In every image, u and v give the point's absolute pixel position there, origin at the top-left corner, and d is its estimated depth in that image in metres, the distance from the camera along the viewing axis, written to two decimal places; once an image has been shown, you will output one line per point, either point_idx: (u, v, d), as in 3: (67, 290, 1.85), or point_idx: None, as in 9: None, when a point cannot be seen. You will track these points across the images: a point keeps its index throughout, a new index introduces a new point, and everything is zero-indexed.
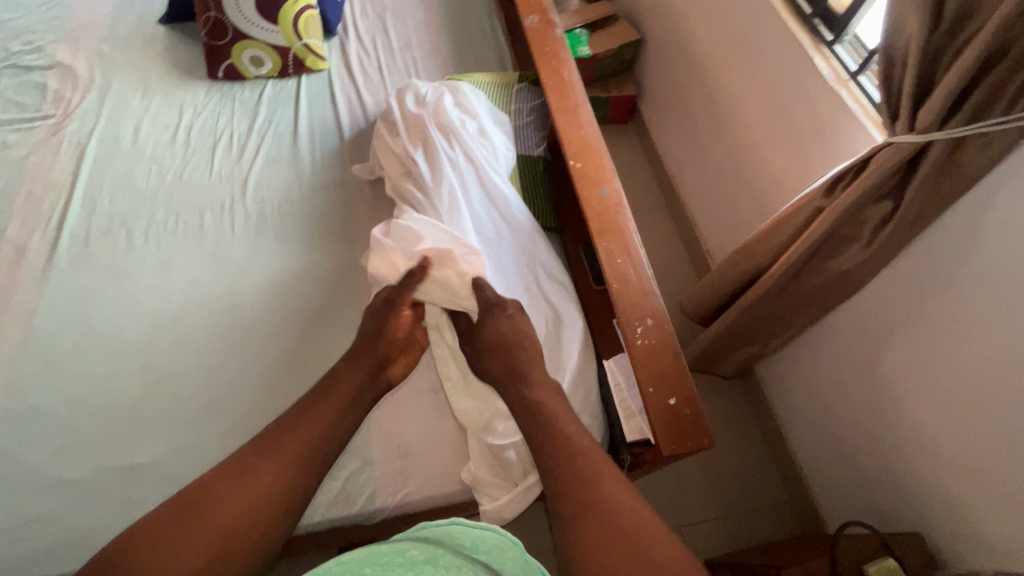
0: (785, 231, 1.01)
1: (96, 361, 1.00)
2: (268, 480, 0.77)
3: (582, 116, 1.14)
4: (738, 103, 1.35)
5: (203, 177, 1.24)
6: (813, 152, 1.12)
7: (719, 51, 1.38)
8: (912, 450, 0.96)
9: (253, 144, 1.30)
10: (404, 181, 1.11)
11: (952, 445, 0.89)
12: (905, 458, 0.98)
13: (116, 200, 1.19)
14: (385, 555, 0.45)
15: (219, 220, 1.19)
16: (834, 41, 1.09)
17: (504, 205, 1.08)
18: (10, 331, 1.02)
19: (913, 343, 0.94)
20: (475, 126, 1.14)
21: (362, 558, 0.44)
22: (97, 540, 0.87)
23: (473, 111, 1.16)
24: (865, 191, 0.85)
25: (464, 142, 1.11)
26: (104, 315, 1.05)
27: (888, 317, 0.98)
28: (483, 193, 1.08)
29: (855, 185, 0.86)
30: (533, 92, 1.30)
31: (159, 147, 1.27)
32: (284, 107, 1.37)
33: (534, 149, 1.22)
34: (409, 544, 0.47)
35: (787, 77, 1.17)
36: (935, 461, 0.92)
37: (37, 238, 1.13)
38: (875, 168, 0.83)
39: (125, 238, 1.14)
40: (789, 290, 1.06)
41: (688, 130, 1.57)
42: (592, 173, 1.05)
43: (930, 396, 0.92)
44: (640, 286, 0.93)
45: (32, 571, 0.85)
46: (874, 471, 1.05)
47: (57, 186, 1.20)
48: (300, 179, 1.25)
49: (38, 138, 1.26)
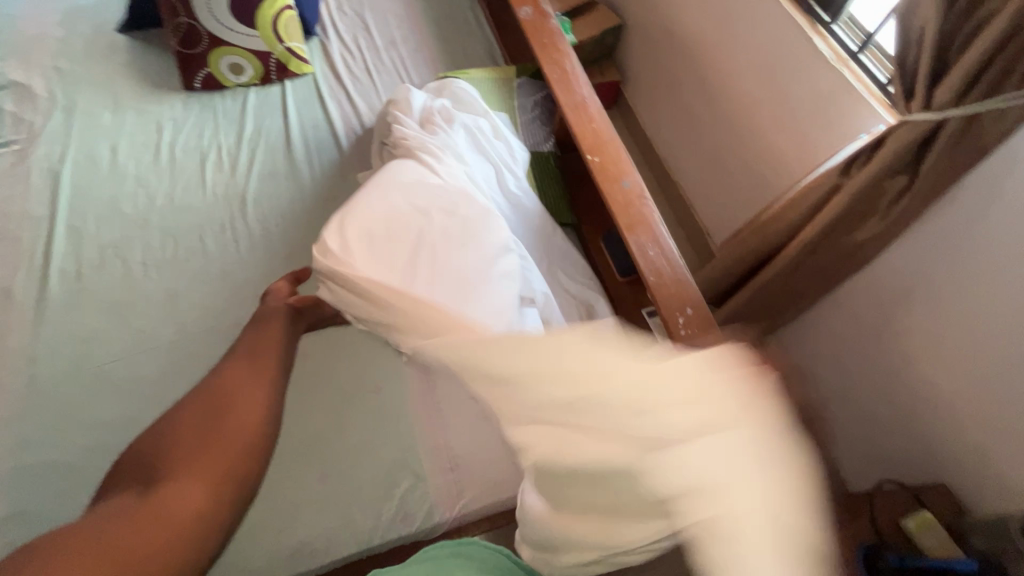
0: (800, 211, 1.04)
1: (111, 404, 0.94)
2: (249, 405, 0.71)
3: (592, 108, 1.13)
4: (731, 84, 1.38)
5: (197, 197, 1.16)
6: (818, 130, 1.18)
7: (710, 35, 1.40)
8: (930, 406, 1.03)
9: (246, 158, 1.23)
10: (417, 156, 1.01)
11: (968, 400, 0.96)
12: (924, 414, 1.05)
13: (104, 229, 1.11)
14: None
15: (221, 241, 1.12)
16: (831, 22, 1.14)
17: (527, 203, 1.08)
18: (8, 382, 0.94)
19: (928, 308, 1.00)
20: (488, 124, 1.12)
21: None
22: None
23: (483, 110, 1.14)
24: (882, 171, 0.90)
25: (481, 139, 1.09)
26: (112, 355, 0.98)
27: (901, 285, 1.04)
28: (504, 190, 1.07)
29: (872, 164, 0.90)
30: (534, 87, 1.28)
31: (143, 168, 1.19)
32: (272, 115, 1.30)
33: (543, 144, 1.24)
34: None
35: (786, 59, 1.21)
36: (954, 415, 0.99)
37: (21, 278, 1.04)
38: (891, 147, 0.87)
39: (122, 269, 1.07)
40: (805, 266, 1.10)
41: (678, 114, 1.60)
42: (611, 166, 1.05)
43: (944, 356, 0.99)
44: (675, 276, 0.95)
45: None
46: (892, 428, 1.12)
47: (34, 218, 1.10)
48: (302, 192, 1.20)
49: (2, 167, 1.15)
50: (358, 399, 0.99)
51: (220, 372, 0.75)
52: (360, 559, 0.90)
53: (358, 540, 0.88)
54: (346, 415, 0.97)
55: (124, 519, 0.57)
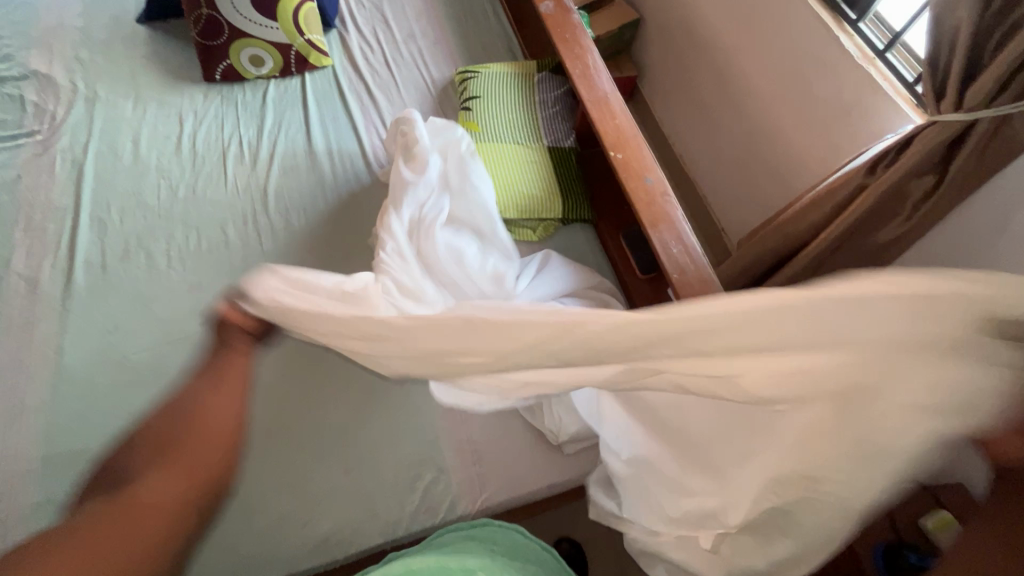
0: (822, 211, 1.04)
1: (138, 395, 0.95)
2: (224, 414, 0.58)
3: (614, 104, 1.13)
4: (751, 81, 1.37)
5: (219, 190, 1.17)
6: (842, 129, 1.17)
7: (732, 31, 1.40)
8: None
9: (267, 152, 1.23)
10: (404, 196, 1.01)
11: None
12: None
13: (128, 221, 1.11)
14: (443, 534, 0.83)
15: (244, 234, 1.13)
16: (858, 20, 1.15)
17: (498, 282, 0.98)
18: (37, 373, 0.95)
19: None
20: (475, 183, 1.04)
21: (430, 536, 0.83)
22: None
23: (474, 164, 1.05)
24: (908, 173, 0.90)
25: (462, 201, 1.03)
26: (139, 347, 0.99)
27: None
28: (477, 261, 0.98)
29: (898, 166, 0.90)
30: (554, 83, 1.29)
31: (165, 160, 1.19)
32: (292, 109, 1.30)
33: (564, 141, 1.23)
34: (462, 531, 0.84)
35: (811, 56, 1.21)
36: None
37: (48, 269, 1.04)
38: (919, 148, 0.87)
39: (147, 262, 1.07)
40: (824, 267, 1.10)
41: (696, 110, 1.59)
42: (633, 163, 1.05)
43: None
44: (699, 274, 0.95)
45: None
46: None
47: (60, 209, 1.11)
48: (323, 185, 1.20)
49: (25, 158, 1.16)
50: (382, 392, 1.00)
51: (204, 378, 0.61)
52: (385, 547, 0.92)
53: (383, 530, 0.90)
54: (371, 408, 0.98)
55: (109, 518, 0.50)
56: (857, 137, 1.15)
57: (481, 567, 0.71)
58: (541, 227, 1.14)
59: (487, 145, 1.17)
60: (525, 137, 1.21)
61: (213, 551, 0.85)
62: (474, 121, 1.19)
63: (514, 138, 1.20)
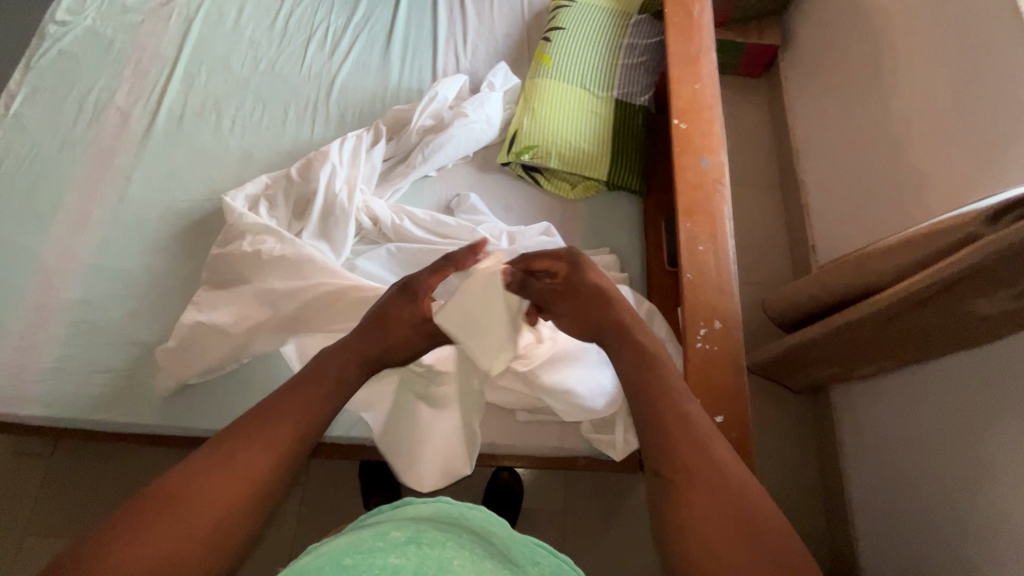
0: (912, 257, 0.85)
1: (171, 236, 1.06)
2: None
3: (704, 66, 0.96)
4: (904, 78, 1.10)
5: (294, 71, 1.22)
6: (995, 160, 0.90)
7: (902, 10, 1.11)
8: (980, 526, 0.85)
9: (347, 43, 1.25)
10: (418, 148, 1.06)
11: (1022, 545, 0.77)
12: (969, 528, 0.87)
13: (212, 82, 1.20)
14: (367, 540, 0.48)
15: (302, 117, 1.17)
16: None
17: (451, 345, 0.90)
18: (107, 193, 1.09)
19: (1023, 428, 0.79)
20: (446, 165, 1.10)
21: (345, 546, 0.47)
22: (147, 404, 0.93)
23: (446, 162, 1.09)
24: (984, 263, 0.70)
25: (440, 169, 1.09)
26: (185, 195, 1.09)
27: (999, 392, 0.83)
28: (428, 229, 1.01)
29: (972, 248, 0.71)
30: (652, 29, 1.14)
31: (257, 33, 1.26)
32: (385, 6, 1.29)
33: (637, 96, 1.10)
34: (391, 526, 0.49)
35: (985, 57, 0.91)
36: (1003, 551, 0.80)
37: (140, 108, 1.17)
38: (990, 240, 0.68)
39: (214, 123, 1.16)
40: (889, 325, 0.89)
41: (832, 100, 1.32)
42: (695, 138, 0.91)
43: (1021, 484, 0.78)
44: (718, 282, 0.82)
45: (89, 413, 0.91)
46: (931, 529, 0.94)
47: (163, 58, 1.23)
48: (386, 87, 1.20)
49: (153, 6, 1.29)
50: None
51: None
52: (323, 443, 0.95)
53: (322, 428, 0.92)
54: None
55: None
56: (1007, 172, 0.87)
57: (398, 527, 0.49)
58: (581, 185, 1.07)
59: (552, 85, 1.08)
60: (594, 82, 1.10)
61: (182, 403, 0.92)
62: (549, 53, 1.11)
63: (584, 81, 1.10)
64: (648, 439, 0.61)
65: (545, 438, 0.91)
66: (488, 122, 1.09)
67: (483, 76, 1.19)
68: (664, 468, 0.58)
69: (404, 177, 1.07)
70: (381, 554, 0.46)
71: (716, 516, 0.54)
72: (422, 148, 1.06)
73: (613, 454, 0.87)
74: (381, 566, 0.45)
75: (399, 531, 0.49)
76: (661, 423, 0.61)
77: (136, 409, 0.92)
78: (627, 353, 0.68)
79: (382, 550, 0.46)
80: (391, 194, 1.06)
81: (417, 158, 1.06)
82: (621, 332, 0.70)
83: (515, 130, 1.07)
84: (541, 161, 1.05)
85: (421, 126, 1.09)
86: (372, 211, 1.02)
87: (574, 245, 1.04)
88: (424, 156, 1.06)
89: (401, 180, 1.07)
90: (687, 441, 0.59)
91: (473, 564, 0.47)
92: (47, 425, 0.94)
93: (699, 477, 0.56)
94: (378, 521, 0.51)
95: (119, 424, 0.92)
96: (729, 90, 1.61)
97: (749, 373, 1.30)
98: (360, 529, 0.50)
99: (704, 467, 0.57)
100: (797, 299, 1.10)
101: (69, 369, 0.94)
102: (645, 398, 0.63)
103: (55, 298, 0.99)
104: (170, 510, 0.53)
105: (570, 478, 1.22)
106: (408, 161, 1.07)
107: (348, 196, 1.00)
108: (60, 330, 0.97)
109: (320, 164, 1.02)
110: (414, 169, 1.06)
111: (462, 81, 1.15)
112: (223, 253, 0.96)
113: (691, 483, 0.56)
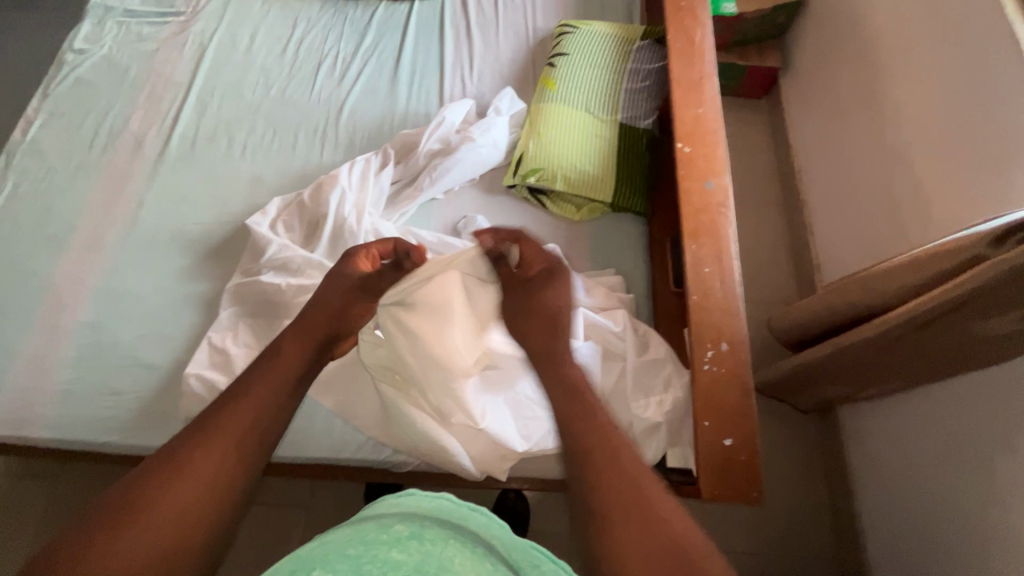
0: (915, 278, 0.85)
1: (183, 258, 1.07)
2: None
3: (706, 90, 0.98)
4: (903, 100, 1.11)
5: (304, 97, 1.24)
6: (996, 182, 0.90)
7: (898, 35, 1.13)
8: (994, 550, 0.84)
9: (356, 70, 1.28)
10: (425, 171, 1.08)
11: None
12: (982, 552, 0.86)
13: (224, 107, 1.23)
14: (369, 532, 0.46)
15: (311, 140, 1.19)
16: None
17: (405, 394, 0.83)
18: (120, 218, 1.11)
19: None
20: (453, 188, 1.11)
21: (346, 536, 0.46)
22: (152, 428, 0.92)
23: (453, 187, 1.11)
24: (991, 286, 0.70)
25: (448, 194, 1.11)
26: (198, 217, 1.11)
27: (1009, 413, 0.82)
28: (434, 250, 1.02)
29: (979, 268, 0.71)
30: (654, 55, 1.17)
31: (268, 59, 1.29)
32: (393, 32, 1.33)
33: (641, 120, 1.12)
34: (394, 518, 0.48)
35: (982, 80, 0.93)
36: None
37: (153, 133, 1.20)
38: (993, 264, 0.69)
39: (224, 147, 1.19)
40: (898, 346, 0.88)
41: (833, 121, 1.34)
42: (699, 161, 0.92)
43: None
44: (724, 303, 0.83)
45: (97, 436, 0.92)
46: (945, 549, 0.93)
47: (177, 84, 1.26)
48: (393, 111, 1.22)
49: (167, 34, 1.33)
50: None
51: None
52: (333, 465, 0.95)
53: (329, 451, 0.92)
54: None
55: None
56: (1007, 196, 0.88)
57: (402, 521, 0.48)
58: (586, 208, 1.08)
59: (557, 109, 1.10)
60: (598, 106, 1.12)
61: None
62: (553, 78, 1.13)
63: (588, 105, 1.12)
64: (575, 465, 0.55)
65: (552, 460, 0.91)
66: (494, 146, 1.11)
67: (489, 101, 1.21)
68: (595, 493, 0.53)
69: (410, 200, 1.08)
70: (383, 547, 0.44)
71: (655, 551, 0.47)
72: (430, 171, 1.07)
73: None
74: (384, 558, 0.43)
75: (403, 524, 0.47)
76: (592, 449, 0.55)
77: (145, 431, 0.92)
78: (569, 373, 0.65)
79: (384, 543, 0.45)
80: (397, 216, 1.08)
81: (424, 181, 1.08)
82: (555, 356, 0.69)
83: (521, 153, 1.08)
84: (547, 184, 1.07)
85: (427, 149, 1.11)
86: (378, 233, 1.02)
87: (581, 266, 1.04)
88: (432, 179, 1.08)
89: (407, 203, 1.08)
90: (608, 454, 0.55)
91: (472, 563, 0.45)
92: (57, 448, 0.94)
93: (631, 505, 0.51)
94: (382, 513, 0.50)
95: (126, 447, 0.92)
96: (731, 111, 1.64)
97: (756, 393, 1.29)
98: (362, 522, 0.48)
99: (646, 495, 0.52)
100: (803, 319, 1.10)
101: (79, 393, 0.94)
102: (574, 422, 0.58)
103: (67, 320, 1.01)
104: (116, 526, 0.47)
105: None
106: (414, 184, 1.08)
107: (357, 220, 1.01)
108: (71, 353, 0.98)
109: (330, 187, 1.04)
110: (421, 194, 1.08)
111: (469, 105, 1.17)
112: (259, 281, 0.98)
113: (629, 514, 0.50)
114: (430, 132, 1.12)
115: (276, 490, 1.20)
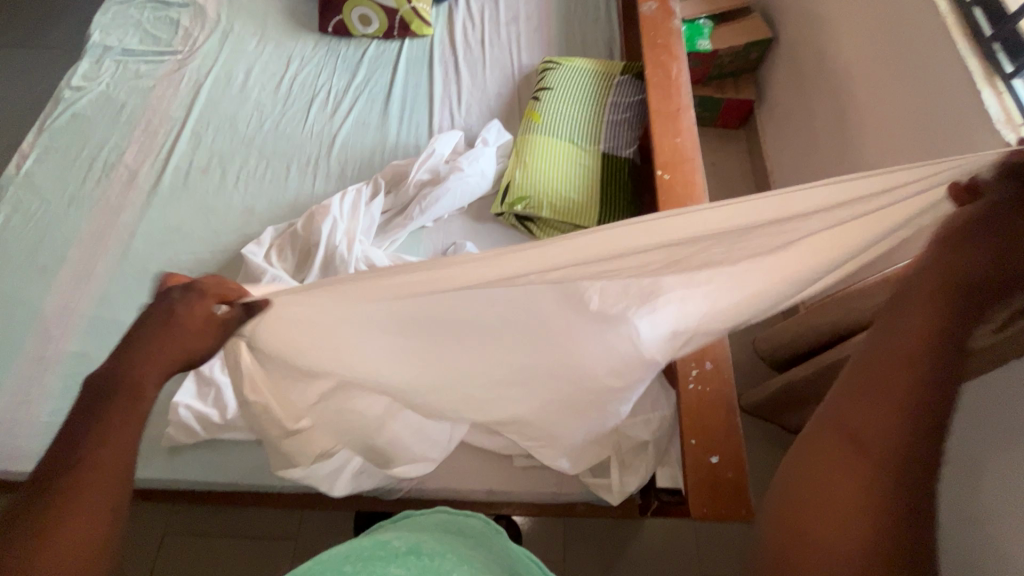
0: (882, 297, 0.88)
1: None
2: None
3: (683, 121, 1.03)
4: (870, 128, 1.17)
5: (298, 129, 1.28)
6: None
7: (862, 66, 1.20)
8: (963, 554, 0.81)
9: (347, 105, 1.32)
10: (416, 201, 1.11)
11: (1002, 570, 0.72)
12: None
13: (218, 141, 1.26)
14: (368, 550, 0.47)
15: (303, 172, 1.22)
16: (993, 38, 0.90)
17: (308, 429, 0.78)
18: (111, 249, 1.12)
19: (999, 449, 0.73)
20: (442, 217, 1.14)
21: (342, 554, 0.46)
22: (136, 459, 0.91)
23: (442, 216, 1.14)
24: None
25: (438, 223, 1.14)
26: (189, 248, 1.12)
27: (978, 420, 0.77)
28: None
29: None
30: (634, 88, 1.23)
31: (263, 95, 1.34)
32: (383, 69, 1.38)
33: (623, 149, 1.17)
34: (391, 537, 0.48)
35: (941, 109, 0.98)
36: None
37: (147, 167, 1.22)
38: None
39: (218, 179, 1.21)
40: None
41: (807, 148, 1.40)
42: (679, 187, 0.96)
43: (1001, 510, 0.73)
44: None
45: None
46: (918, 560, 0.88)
47: (172, 119, 1.29)
48: (384, 142, 1.26)
49: (164, 71, 1.37)
50: None
51: None
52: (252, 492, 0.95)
53: None
54: None
55: None
56: None
57: (399, 539, 0.49)
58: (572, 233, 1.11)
59: (542, 139, 1.15)
60: (582, 137, 1.17)
61: (173, 454, 0.92)
62: (538, 111, 1.18)
63: (571, 136, 1.17)
64: (853, 401, 0.47)
65: (542, 483, 0.90)
66: (482, 176, 1.15)
67: (477, 133, 1.26)
68: (873, 445, 0.45)
69: (401, 227, 1.11)
70: (381, 562, 0.44)
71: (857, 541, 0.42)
72: (420, 200, 1.10)
73: (611, 498, 0.86)
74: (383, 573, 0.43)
75: (399, 540, 0.48)
76: (874, 389, 0.47)
77: None
78: (912, 316, 0.48)
79: (383, 559, 0.45)
80: (388, 245, 1.10)
81: (414, 211, 1.11)
82: (902, 294, 0.50)
83: (508, 182, 1.12)
84: (533, 211, 1.10)
85: (417, 179, 1.14)
86: (369, 260, 1.04)
87: None
88: (422, 209, 1.11)
89: (398, 230, 1.11)
90: (890, 410, 0.45)
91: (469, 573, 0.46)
92: None
93: (868, 478, 0.44)
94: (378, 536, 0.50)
95: None
96: (710, 141, 1.70)
97: (746, 414, 1.30)
98: (359, 542, 0.49)
99: (921, 509, 0.43)
100: (787, 338, 1.13)
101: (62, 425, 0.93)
102: (881, 356, 0.47)
103: (54, 350, 1.00)
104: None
105: (570, 525, 1.19)
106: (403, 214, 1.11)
107: (347, 247, 1.03)
108: (57, 384, 0.97)
109: (322, 217, 1.06)
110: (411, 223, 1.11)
111: (458, 137, 1.21)
112: None
113: (875, 498, 0.43)
114: (420, 162, 1.16)
115: (263, 523, 1.18)
